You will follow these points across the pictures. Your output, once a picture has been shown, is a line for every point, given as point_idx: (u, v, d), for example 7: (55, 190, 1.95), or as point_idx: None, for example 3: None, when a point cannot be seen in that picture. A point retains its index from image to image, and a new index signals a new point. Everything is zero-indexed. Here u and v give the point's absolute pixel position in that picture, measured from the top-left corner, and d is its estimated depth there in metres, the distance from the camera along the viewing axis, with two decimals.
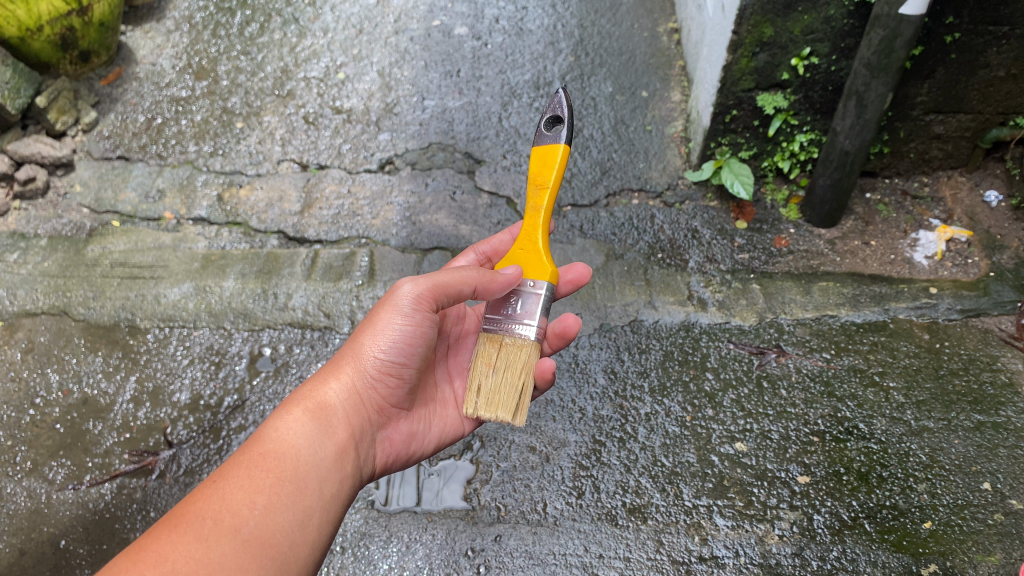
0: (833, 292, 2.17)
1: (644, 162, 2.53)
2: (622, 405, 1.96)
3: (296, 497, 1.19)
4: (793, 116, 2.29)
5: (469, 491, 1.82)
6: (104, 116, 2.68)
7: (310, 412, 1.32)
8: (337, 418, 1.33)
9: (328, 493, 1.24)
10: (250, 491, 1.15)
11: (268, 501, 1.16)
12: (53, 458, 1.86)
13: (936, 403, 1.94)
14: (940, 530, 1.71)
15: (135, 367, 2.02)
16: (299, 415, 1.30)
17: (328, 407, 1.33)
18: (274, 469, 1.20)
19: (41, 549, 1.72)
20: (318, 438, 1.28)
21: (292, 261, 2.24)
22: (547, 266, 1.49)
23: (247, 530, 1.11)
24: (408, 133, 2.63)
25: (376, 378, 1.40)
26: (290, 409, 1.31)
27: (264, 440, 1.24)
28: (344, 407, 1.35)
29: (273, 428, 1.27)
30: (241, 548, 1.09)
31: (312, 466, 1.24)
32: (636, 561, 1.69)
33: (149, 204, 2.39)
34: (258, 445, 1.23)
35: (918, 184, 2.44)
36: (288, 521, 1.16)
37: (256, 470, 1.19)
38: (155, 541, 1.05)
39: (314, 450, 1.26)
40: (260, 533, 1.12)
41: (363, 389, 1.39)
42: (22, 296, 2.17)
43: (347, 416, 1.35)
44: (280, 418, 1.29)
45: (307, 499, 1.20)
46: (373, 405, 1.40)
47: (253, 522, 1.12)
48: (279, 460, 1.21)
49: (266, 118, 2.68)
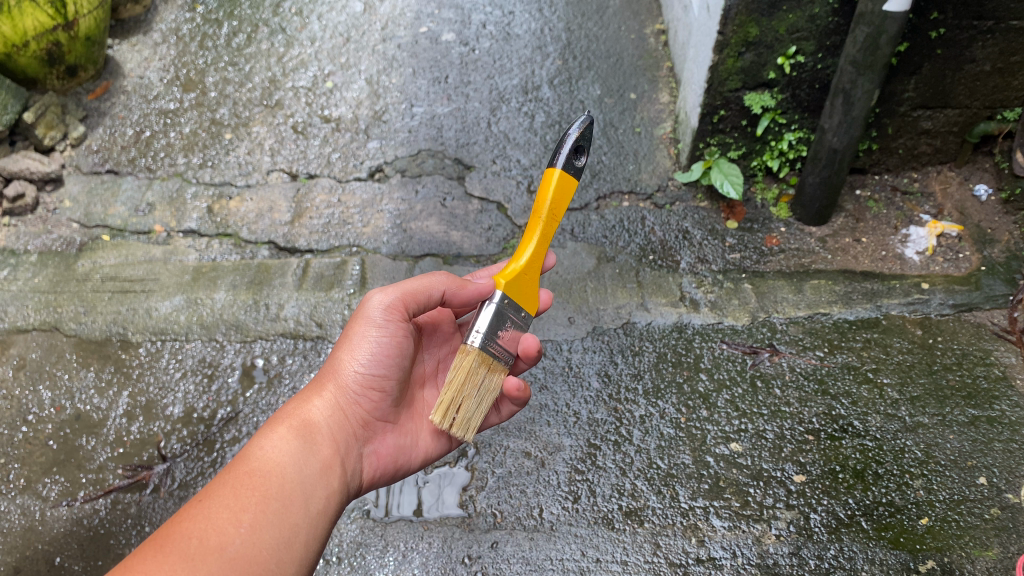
0: (825, 290, 2.17)
1: (634, 164, 2.53)
2: (616, 408, 1.96)
3: (282, 514, 1.19)
4: (781, 114, 2.30)
5: (465, 498, 1.81)
6: (93, 130, 2.67)
7: (294, 429, 1.32)
8: (321, 434, 1.33)
9: (314, 510, 1.24)
10: (236, 510, 1.15)
11: (254, 519, 1.15)
12: (47, 475, 1.86)
13: (929, 398, 1.93)
14: (937, 526, 1.71)
15: (128, 381, 2.02)
16: (284, 432, 1.31)
17: (311, 423, 1.34)
18: (260, 487, 1.20)
19: (36, 566, 1.71)
20: (303, 454, 1.28)
21: (283, 271, 2.23)
22: (532, 299, 1.50)
23: (233, 548, 1.11)
24: (397, 140, 2.63)
25: (357, 392, 1.40)
26: (275, 427, 1.32)
27: (249, 458, 1.24)
28: (328, 423, 1.36)
29: (257, 446, 1.27)
30: (228, 566, 1.08)
31: (297, 483, 1.24)
32: (633, 564, 1.69)
33: (139, 218, 2.38)
34: (243, 463, 1.23)
35: (907, 180, 2.44)
36: (274, 539, 1.15)
37: (242, 489, 1.18)
38: (142, 558, 1.04)
39: (299, 468, 1.26)
40: (247, 550, 1.12)
41: (346, 405, 1.40)
42: (13, 313, 2.16)
43: (332, 431, 1.35)
44: (266, 436, 1.30)
45: (293, 517, 1.20)
46: (358, 420, 1.40)
47: (239, 541, 1.12)
48: (264, 478, 1.21)
49: (255, 128, 2.68)
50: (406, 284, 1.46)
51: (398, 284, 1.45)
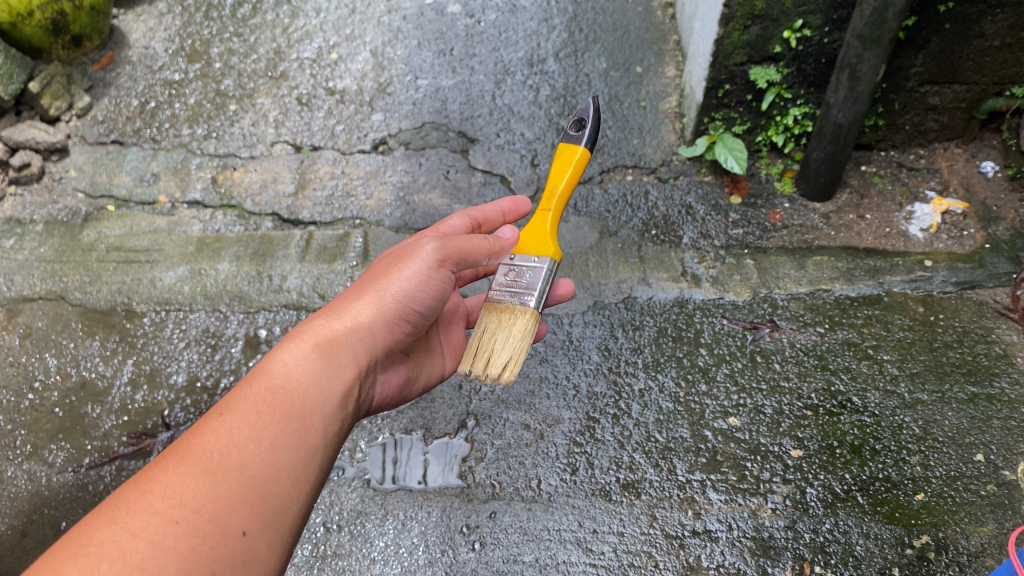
0: (828, 267, 2.16)
1: (639, 138, 2.52)
2: (616, 381, 1.97)
3: (301, 434, 1.16)
4: (787, 89, 2.28)
5: (464, 469, 1.84)
6: (99, 101, 2.68)
7: (317, 346, 1.27)
8: (345, 356, 1.29)
9: (329, 434, 1.21)
10: (257, 427, 1.13)
11: (274, 438, 1.13)
12: (53, 441, 1.89)
13: (929, 375, 1.94)
14: (933, 502, 1.73)
15: (132, 350, 2.04)
16: (307, 348, 1.26)
17: (336, 342, 1.29)
18: (280, 406, 1.17)
19: (42, 530, 1.75)
20: (325, 376, 1.24)
21: (287, 243, 2.24)
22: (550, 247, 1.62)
23: (252, 466, 1.09)
24: (401, 113, 2.62)
25: (391, 321, 1.37)
26: (297, 342, 1.26)
27: (270, 373, 1.20)
28: (354, 345, 1.31)
29: (279, 360, 1.22)
30: (248, 483, 1.07)
31: (318, 404, 1.21)
32: (629, 535, 1.71)
33: (144, 188, 2.40)
34: (264, 377, 1.20)
35: (914, 156, 2.42)
36: (293, 457, 1.14)
37: (263, 404, 1.16)
38: (162, 471, 1.05)
39: (320, 389, 1.22)
40: (266, 469, 1.10)
41: (376, 329, 1.35)
42: (19, 282, 2.18)
43: (356, 354, 1.31)
44: (287, 350, 1.25)
45: (311, 437, 1.18)
46: (383, 347, 1.38)
47: (258, 459, 1.10)
48: (286, 397, 1.18)
49: (260, 100, 2.68)
50: (462, 243, 1.45)
51: (454, 241, 1.44)
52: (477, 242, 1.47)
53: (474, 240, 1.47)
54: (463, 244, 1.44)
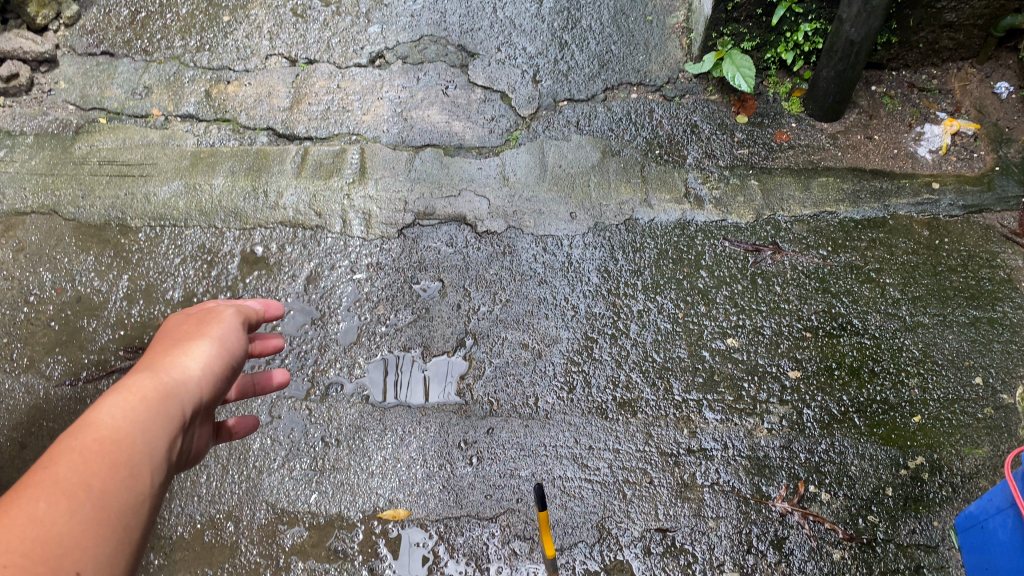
0: (833, 188, 2.12)
1: (644, 54, 2.44)
2: (615, 302, 1.94)
3: (77, 519, 0.90)
4: (798, 4, 2.18)
5: (462, 387, 1.84)
6: (87, 10, 2.59)
7: (93, 441, 0.98)
8: (129, 441, 1.02)
9: (126, 506, 0.96)
10: (28, 543, 0.84)
11: (35, 543, 0.85)
12: (50, 355, 1.88)
13: (931, 298, 1.93)
14: (929, 424, 1.76)
15: (128, 266, 2.02)
16: (82, 442, 0.97)
17: (105, 429, 1.00)
18: (32, 503, 0.88)
19: (42, 442, 1.76)
20: (128, 482, 0.98)
21: (282, 158, 2.20)
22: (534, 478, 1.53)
23: (16, 555, 0.82)
24: (399, 25, 2.54)
25: (169, 406, 1.11)
26: (66, 449, 0.96)
27: (20, 499, 0.88)
28: (162, 467, 1.05)
29: (52, 461, 0.94)
30: (37, 564, 0.83)
31: (118, 489, 0.96)
32: (625, 452, 1.73)
33: (136, 101, 2.34)
34: (19, 493, 0.89)
35: (926, 76, 2.36)
36: (73, 535, 0.88)
37: (9, 507, 0.87)
38: None
39: (115, 483, 0.96)
40: (31, 554, 0.83)
41: (160, 418, 1.08)
42: (11, 196, 2.15)
43: (157, 469, 1.03)
44: (60, 458, 0.95)
45: (105, 522, 0.93)
46: (176, 450, 1.11)
47: (20, 555, 0.82)
48: (54, 498, 0.90)
49: (253, 10, 2.59)
50: (207, 338, 1.27)
51: (205, 352, 1.23)
52: (232, 323, 1.35)
53: (224, 337, 1.29)
54: (176, 372, 1.16)
